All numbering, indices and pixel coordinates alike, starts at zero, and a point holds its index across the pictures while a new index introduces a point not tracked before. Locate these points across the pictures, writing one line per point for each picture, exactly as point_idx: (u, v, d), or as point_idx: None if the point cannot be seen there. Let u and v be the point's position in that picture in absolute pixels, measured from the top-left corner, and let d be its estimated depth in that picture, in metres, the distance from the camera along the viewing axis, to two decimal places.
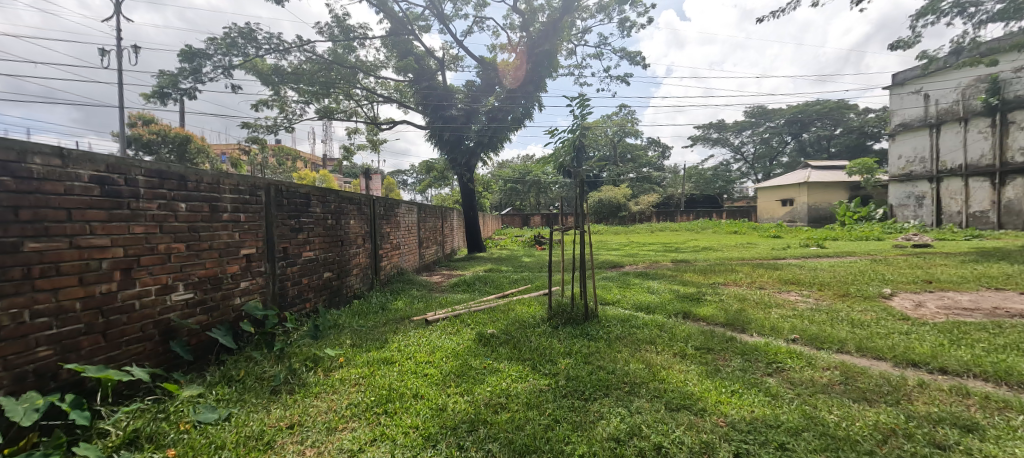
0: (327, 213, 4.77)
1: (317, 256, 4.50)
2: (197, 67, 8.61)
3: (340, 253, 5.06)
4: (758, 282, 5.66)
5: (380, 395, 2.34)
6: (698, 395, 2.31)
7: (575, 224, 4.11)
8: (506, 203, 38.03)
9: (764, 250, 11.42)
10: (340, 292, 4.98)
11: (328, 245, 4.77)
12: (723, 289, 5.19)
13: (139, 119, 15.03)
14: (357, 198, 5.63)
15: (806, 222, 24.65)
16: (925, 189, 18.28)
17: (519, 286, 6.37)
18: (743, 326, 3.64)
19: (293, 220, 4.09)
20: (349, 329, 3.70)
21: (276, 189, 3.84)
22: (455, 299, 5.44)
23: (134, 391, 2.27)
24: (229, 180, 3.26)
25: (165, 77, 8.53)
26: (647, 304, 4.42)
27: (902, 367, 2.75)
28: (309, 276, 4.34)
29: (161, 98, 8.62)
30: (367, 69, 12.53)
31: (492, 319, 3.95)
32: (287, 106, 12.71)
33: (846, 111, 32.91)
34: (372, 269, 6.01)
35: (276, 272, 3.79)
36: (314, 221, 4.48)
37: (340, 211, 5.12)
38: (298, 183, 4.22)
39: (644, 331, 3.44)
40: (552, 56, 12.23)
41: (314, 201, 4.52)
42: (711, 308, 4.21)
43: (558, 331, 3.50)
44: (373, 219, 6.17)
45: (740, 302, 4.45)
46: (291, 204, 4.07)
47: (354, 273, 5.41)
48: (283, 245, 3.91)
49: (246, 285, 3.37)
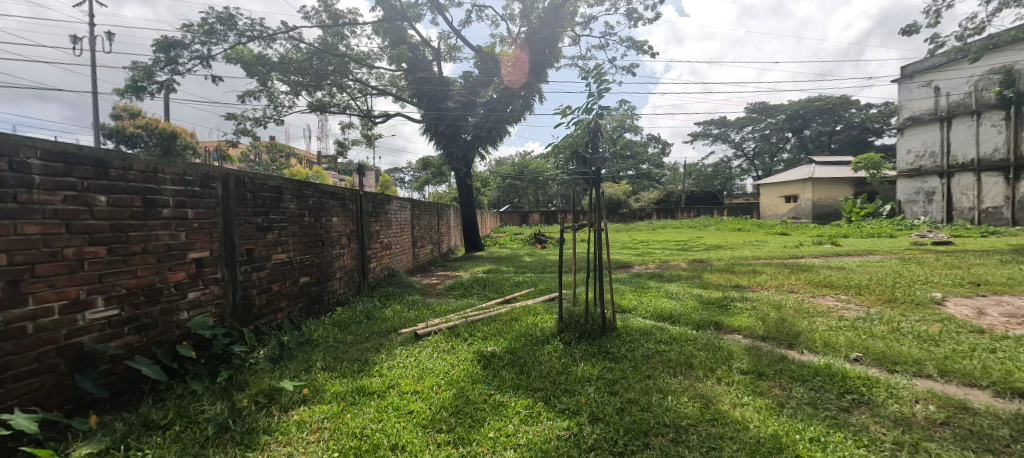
0: (304, 209, 4.19)
1: (292, 259, 3.93)
2: (174, 56, 7.43)
3: (321, 254, 4.48)
4: (787, 284, 5.14)
5: (347, 449, 1.76)
6: (770, 446, 1.75)
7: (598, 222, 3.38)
8: (505, 201, 37.35)
9: (777, 248, 10.88)
10: (320, 299, 4.41)
11: (306, 246, 4.19)
12: (750, 293, 4.66)
13: (125, 111, 14.10)
14: (341, 193, 5.05)
15: (811, 218, 24.18)
16: (935, 185, 17.80)
17: (522, 289, 5.81)
18: (789, 341, 3.08)
19: (260, 217, 3.50)
20: (323, 346, 3.14)
21: (238, 182, 3.25)
22: (451, 305, 4.89)
23: (15, 446, 1.70)
24: (172, 167, 2.68)
25: (139, 69, 7.37)
26: (671, 313, 3.89)
27: (1008, 399, 2.20)
28: (282, 282, 3.76)
29: (135, 92, 7.39)
30: (358, 59, 11.92)
31: (494, 332, 3.39)
32: (276, 97, 12.08)
33: (848, 106, 32.46)
34: (359, 271, 5.44)
35: (237, 278, 3.20)
36: (287, 218, 3.90)
37: (320, 208, 4.52)
38: (267, 175, 3.63)
39: (675, 350, 2.88)
40: (553, 44, 11.61)
41: (287, 195, 3.93)
42: (745, 317, 3.67)
43: (572, 349, 2.94)
44: (361, 216, 5.61)
45: (778, 310, 3.89)
46: (258, 198, 3.48)
47: (338, 276, 4.84)
48: (246, 247, 3.32)
49: (195, 296, 2.79)
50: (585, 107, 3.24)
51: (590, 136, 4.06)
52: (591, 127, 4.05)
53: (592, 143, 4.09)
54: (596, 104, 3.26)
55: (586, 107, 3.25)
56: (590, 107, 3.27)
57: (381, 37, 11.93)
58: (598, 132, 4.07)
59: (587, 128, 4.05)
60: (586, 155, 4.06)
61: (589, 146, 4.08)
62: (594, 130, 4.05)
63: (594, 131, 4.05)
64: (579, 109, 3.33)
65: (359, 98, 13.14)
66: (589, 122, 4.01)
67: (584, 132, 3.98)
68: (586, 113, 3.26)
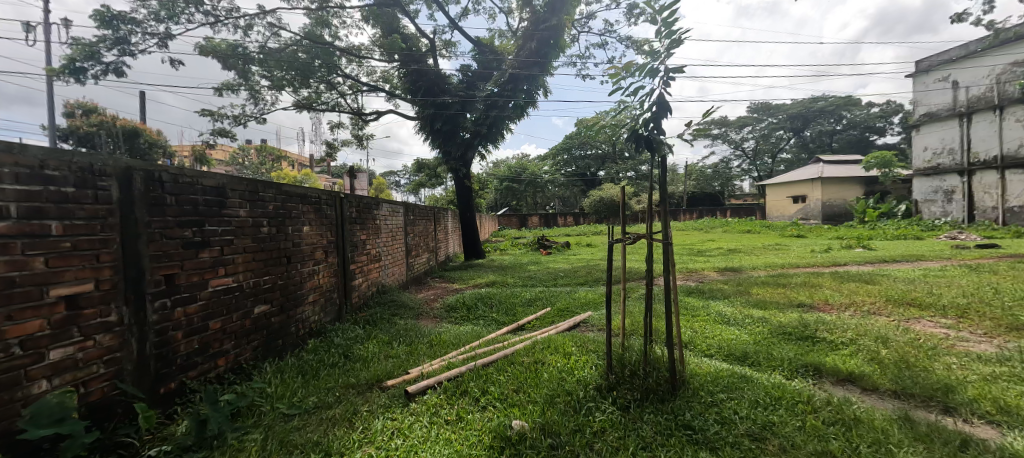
0: (259, 216, 3.19)
1: (239, 284, 2.93)
2: (124, 35, 6.44)
3: (285, 274, 3.49)
4: (862, 302, 4.22)
5: None
6: None
7: (667, 233, 2.31)
8: (503, 202, 35.89)
9: (803, 252, 10.00)
10: (284, 333, 3.42)
11: (262, 265, 3.19)
12: (827, 317, 3.75)
13: (78, 108, 12.09)
14: (315, 196, 4.07)
15: (821, 219, 23.39)
16: (954, 184, 17.08)
17: (537, 309, 4.87)
18: (946, 403, 2.16)
19: (187, 231, 2.51)
20: (268, 417, 2.16)
21: (147, 181, 2.27)
22: (453, 334, 3.94)
23: None
24: (16, 156, 1.71)
25: (79, 46, 6.33)
26: (744, 351, 2.98)
27: None
28: (226, 319, 2.79)
29: (73, 73, 6.35)
30: (349, 52, 11.02)
31: (516, 387, 2.43)
32: (257, 93, 11.11)
33: (852, 105, 31.86)
34: (340, 291, 4.47)
35: (147, 319, 2.23)
36: (232, 229, 2.89)
37: (285, 214, 3.53)
38: (203, 171, 2.65)
39: (794, 424, 1.93)
40: (560, 34, 10.45)
41: (235, 196, 2.94)
42: (850, 360, 2.74)
43: (638, 421, 2.00)
44: (342, 224, 4.64)
45: (887, 346, 2.94)
46: (181, 202, 2.48)
47: (311, 299, 3.86)
48: (164, 274, 2.34)
49: (62, 355, 1.82)
50: (649, 68, 2.19)
51: (657, 112, 2.24)
52: (657, 96, 2.22)
53: (659, 118, 2.27)
54: (664, 63, 2.21)
55: (652, 69, 2.18)
56: (658, 66, 2.21)
57: (371, 26, 10.79)
58: (666, 105, 2.23)
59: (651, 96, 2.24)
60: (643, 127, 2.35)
61: (656, 121, 2.29)
62: (662, 98, 2.25)
63: (659, 99, 2.22)
64: (639, 69, 2.22)
65: (350, 95, 12.29)
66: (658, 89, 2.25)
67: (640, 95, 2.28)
68: (654, 77, 2.19)
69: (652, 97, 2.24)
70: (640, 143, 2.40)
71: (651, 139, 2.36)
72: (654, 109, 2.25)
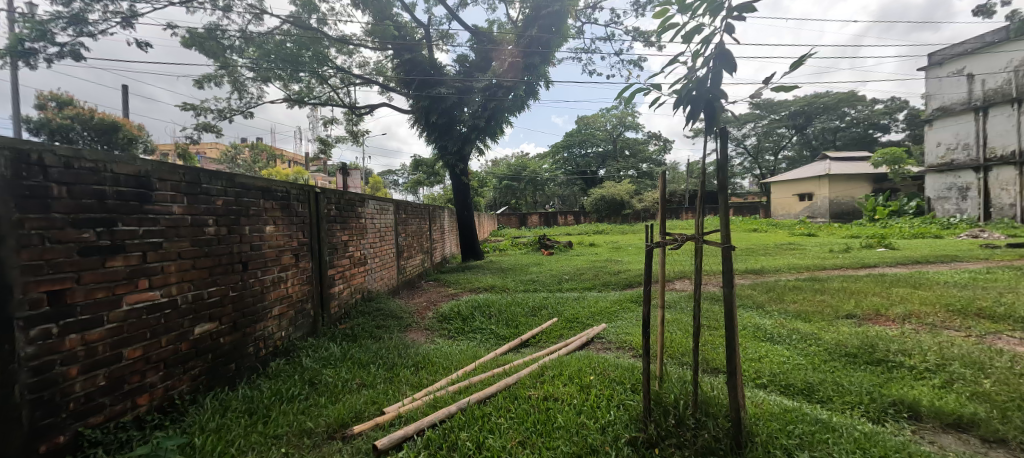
0: (200, 213, 2.57)
1: (170, 300, 2.32)
2: (80, 12, 5.76)
3: (239, 284, 2.88)
4: (921, 312, 3.64)
5: None
6: None
7: (729, 234, 1.67)
8: (502, 202, 35.20)
9: (819, 252, 9.46)
10: (237, 355, 2.81)
11: (205, 275, 2.58)
12: (891, 333, 3.14)
13: (52, 100, 11.44)
14: (281, 190, 3.45)
15: (828, 218, 22.83)
16: (969, 180, 16.49)
17: (543, 319, 4.28)
18: None
19: (88, 232, 1.90)
20: None
21: (19, 164, 1.68)
22: (444, 351, 3.33)
23: None
24: None
25: (28, 24, 5.67)
26: (808, 382, 2.38)
27: None
28: (149, 345, 2.18)
29: (22, 55, 5.72)
30: (339, 41, 10.34)
31: (521, 443, 1.80)
32: (241, 85, 10.46)
33: (856, 102, 31.36)
34: (315, 300, 3.87)
35: (16, 355, 1.63)
36: (161, 230, 2.28)
37: (238, 211, 2.91)
38: (112, 156, 2.04)
39: None
40: (563, 21, 9.80)
41: (167, 188, 2.34)
42: (951, 397, 2.13)
43: None
44: (317, 223, 4.03)
45: (988, 375, 2.33)
46: (75, 194, 1.86)
47: (274, 313, 3.25)
48: (48, 291, 1.74)
49: None
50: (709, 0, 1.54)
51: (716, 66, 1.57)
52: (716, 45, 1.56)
53: (719, 74, 1.58)
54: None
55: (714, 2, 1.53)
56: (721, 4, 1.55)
57: (361, 12, 10.09)
58: (727, 57, 1.57)
59: (708, 44, 1.58)
60: (698, 85, 1.60)
61: (714, 80, 1.58)
62: (724, 50, 1.59)
63: (719, 48, 1.58)
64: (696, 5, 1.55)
65: (341, 89, 11.68)
66: (719, 40, 1.60)
67: (696, 44, 1.60)
68: (715, 16, 1.54)
69: (708, 44, 1.58)
70: (694, 112, 1.66)
71: (711, 103, 1.62)
72: (711, 63, 1.59)
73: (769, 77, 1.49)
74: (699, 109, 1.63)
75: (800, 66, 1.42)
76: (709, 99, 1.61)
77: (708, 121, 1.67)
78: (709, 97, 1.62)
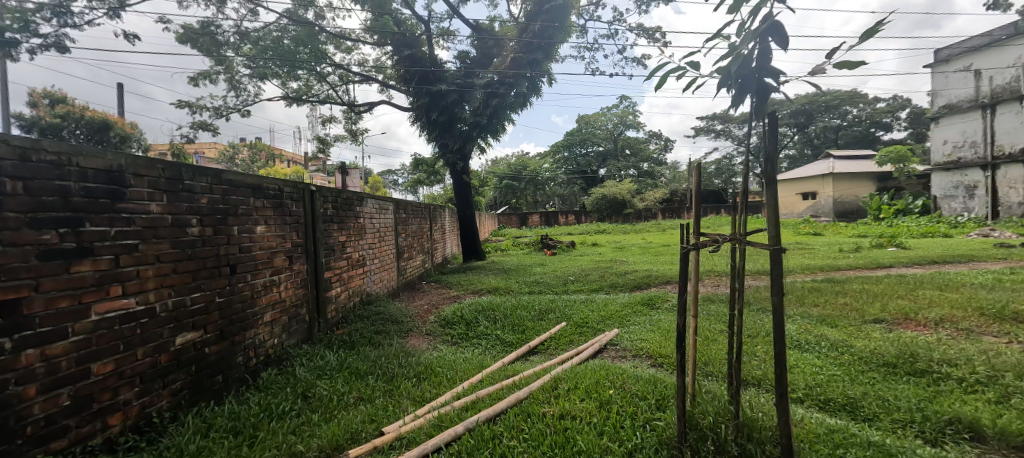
0: (182, 212, 2.35)
1: (147, 307, 2.10)
2: (64, 2, 5.54)
3: (226, 289, 2.67)
4: (954, 316, 3.41)
5: None
6: None
7: (778, 235, 1.46)
8: (502, 201, 34.90)
9: (828, 252, 9.25)
10: (224, 366, 2.60)
11: (188, 280, 2.36)
12: (929, 340, 2.91)
13: (45, 97, 11.23)
14: (273, 189, 3.23)
15: (832, 217, 22.61)
16: (976, 178, 16.26)
17: (551, 324, 4.05)
18: None
19: (48, 234, 1.69)
20: None
21: None
22: (447, 360, 3.11)
23: None
24: None
25: (9, 13, 5.45)
26: (851, 397, 2.16)
27: None
28: (123, 358, 1.96)
29: (3, 46, 5.50)
30: (337, 37, 10.11)
31: None
32: (236, 83, 10.24)
33: (857, 101, 31.18)
34: (310, 305, 3.65)
35: None
36: (136, 231, 2.06)
37: (224, 211, 2.68)
38: (78, 149, 1.83)
39: None
40: (566, 16, 9.53)
41: (144, 185, 2.12)
42: (1016, 415, 1.91)
43: None
44: (313, 223, 3.81)
45: None
46: (33, 191, 1.65)
47: (265, 320, 3.02)
48: (1, 301, 1.53)
49: None
50: None
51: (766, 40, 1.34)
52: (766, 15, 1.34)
53: (770, 47, 1.35)
54: None
55: None
56: None
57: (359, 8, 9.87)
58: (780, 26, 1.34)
59: (757, 15, 1.36)
60: (747, 62, 1.37)
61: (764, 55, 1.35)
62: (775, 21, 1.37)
63: (769, 19, 1.36)
64: None
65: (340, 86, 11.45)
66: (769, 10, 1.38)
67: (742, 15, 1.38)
68: None
69: (756, 15, 1.36)
70: (740, 93, 1.42)
71: (760, 82, 1.39)
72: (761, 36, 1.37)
73: (832, 52, 1.26)
74: (747, 90, 1.40)
75: (871, 38, 1.19)
76: (758, 79, 1.38)
77: (755, 105, 1.43)
78: (758, 76, 1.39)
